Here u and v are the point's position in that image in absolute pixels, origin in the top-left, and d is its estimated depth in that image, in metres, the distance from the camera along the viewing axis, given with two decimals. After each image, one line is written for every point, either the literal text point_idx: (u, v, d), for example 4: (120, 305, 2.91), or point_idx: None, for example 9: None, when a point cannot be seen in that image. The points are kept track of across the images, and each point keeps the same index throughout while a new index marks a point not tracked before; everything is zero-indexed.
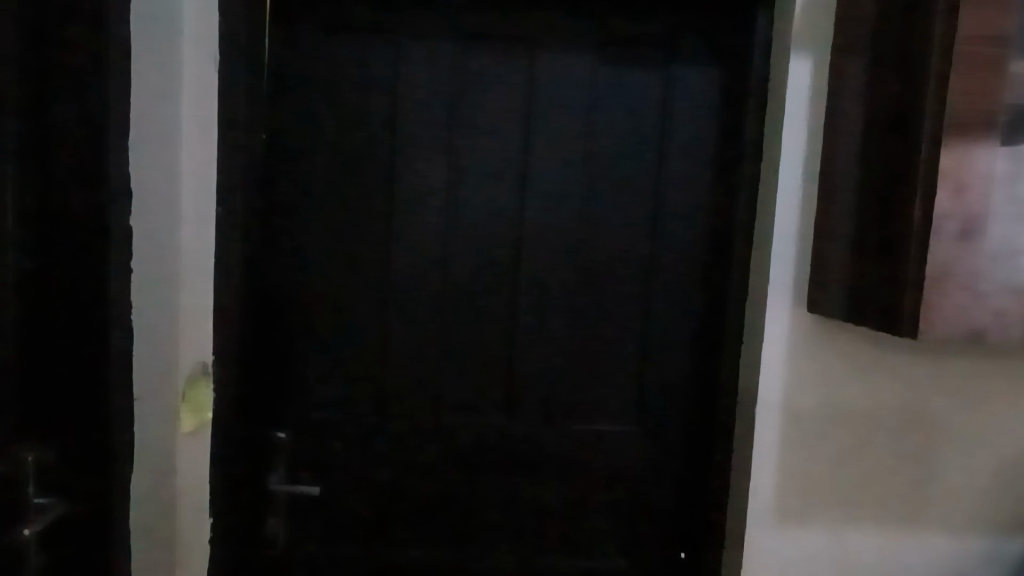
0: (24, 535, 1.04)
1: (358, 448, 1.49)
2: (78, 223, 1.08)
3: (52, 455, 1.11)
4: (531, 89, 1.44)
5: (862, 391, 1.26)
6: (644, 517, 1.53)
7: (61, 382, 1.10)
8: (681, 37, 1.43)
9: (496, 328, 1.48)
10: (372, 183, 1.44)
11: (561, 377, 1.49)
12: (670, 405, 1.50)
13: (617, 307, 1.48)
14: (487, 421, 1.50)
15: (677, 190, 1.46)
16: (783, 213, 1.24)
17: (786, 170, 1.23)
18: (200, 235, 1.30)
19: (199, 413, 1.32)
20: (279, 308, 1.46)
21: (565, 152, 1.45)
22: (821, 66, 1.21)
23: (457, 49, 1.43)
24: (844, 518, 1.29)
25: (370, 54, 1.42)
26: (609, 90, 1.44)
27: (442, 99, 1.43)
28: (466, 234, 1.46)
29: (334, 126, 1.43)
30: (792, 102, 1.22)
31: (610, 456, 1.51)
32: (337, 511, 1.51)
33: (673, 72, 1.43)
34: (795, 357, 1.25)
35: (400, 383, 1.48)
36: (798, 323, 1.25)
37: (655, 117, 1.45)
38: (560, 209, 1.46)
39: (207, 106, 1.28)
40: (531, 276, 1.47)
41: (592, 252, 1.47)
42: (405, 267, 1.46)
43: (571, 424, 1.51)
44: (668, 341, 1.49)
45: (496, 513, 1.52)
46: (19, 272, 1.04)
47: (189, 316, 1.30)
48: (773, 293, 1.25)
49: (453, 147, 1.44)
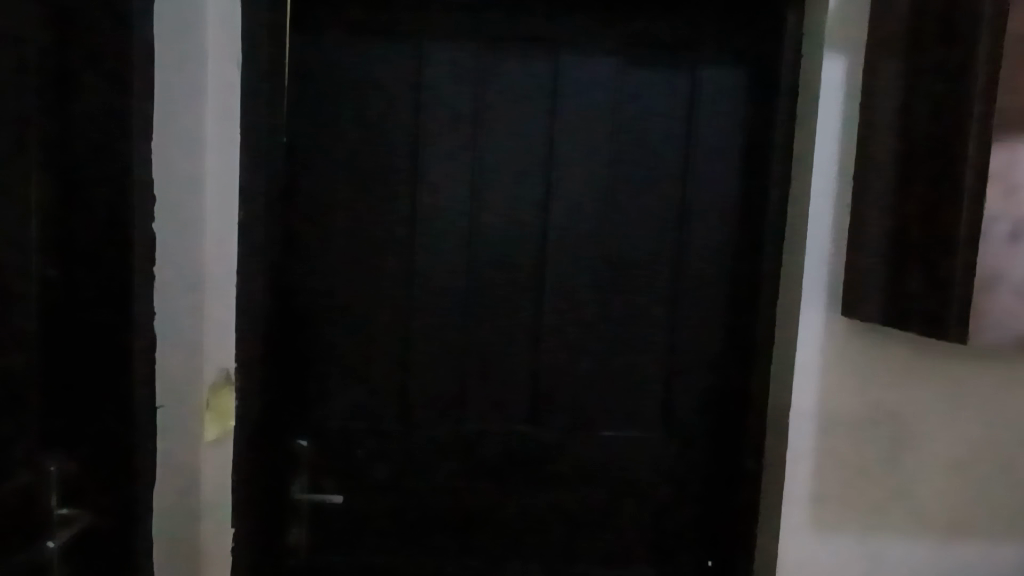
0: (48, 548, 1.04)
1: (382, 454, 1.47)
2: (99, 228, 1.06)
3: (73, 467, 1.09)
4: (555, 91, 1.42)
5: (892, 394, 1.23)
6: (670, 521, 1.50)
7: (81, 389, 1.09)
8: (707, 37, 1.41)
9: (519, 330, 1.46)
10: (394, 185, 1.42)
11: (586, 380, 1.47)
12: (697, 409, 1.47)
13: (645, 308, 1.46)
14: (511, 427, 1.48)
15: (703, 190, 1.43)
16: (817, 215, 1.21)
17: (818, 172, 1.20)
18: (220, 242, 1.27)
19: (224, 421, 1.29)
20: (300, 314, 1.43)
21: (590, 153, 1.43)
22: (854, 66, 1.18)
23: (480, 50, 1.41)
24: (874, 522, 1.26)
25: (392, 56, 1.40)
26: (634, 91, 1.42)
27: (464, 103, 1.41)
28: (489, 235, 1.44)
29: (355, 129, 1.41)
30: (824, 102, 1.19)
31: (636, 459, 1.48)
32: (361, 519, 1.48)
33: (698, 72, 1.41)
34: (830, 362, 1.23)
35: (424, 388, 1.46)
36: (833, 328, 1.22)
37: (680, 118, 1.43)
38: (585, 209, 1.44)
39: (229, 104, 1.26)
40: (556, 278, 1.45)
41: (617, 253, 1.45)
42: (428, 269, 1.44)
43: (596, 429, 1.48)
44: (695, 342, 1.46)
45: (520, 516, 1.49)
46: (42, 280, 1.03)
47: (212, 322, 1.28)
48: (806, 298, 1.22)
49: (475, 148, 1.42)
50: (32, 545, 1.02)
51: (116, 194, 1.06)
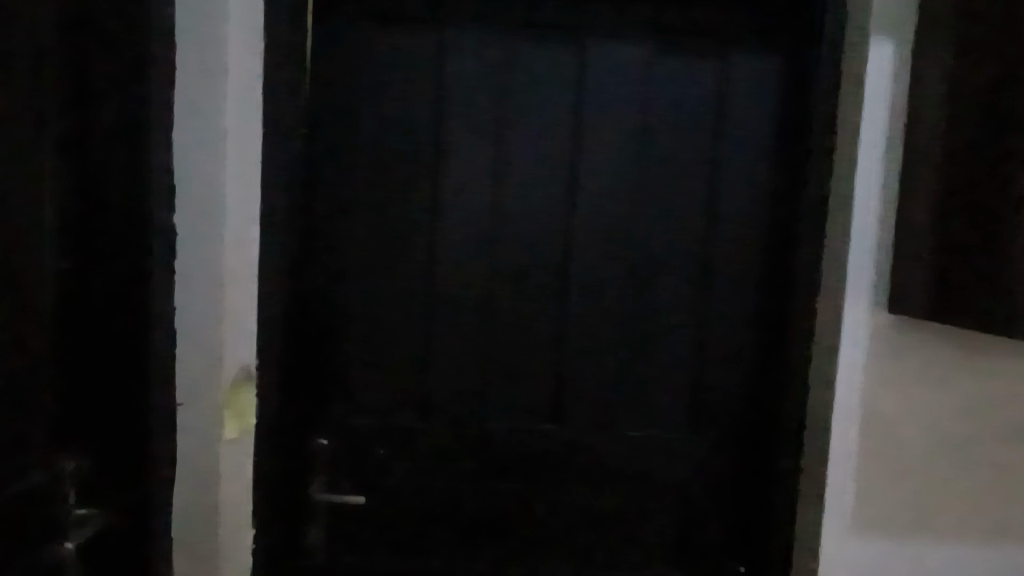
0: (64, 549, 1.01)
1: (403, 454, 1.43)
2: (115, 223, 1.03)
3: (90, 464, 1.05)
4: (583, 80, 1.37)
5: (941, 393, 1.18)
6: (698, 523, 1.45)
7: (93, 388, 1.05)
8: (741, 24, 1.36)
9: (545, 327, 1.41)
10: (415, 176, 1.38)
11: (612, 379, 1.42)
12: (727, 409, 1.43)
13: (672, 304, 1.41)
14: (535, 429, 1.43)
15: (734, 181, 1.39)
16: (863, 208, 1.16)
17: (864, 163, 1.16)
18: (244, 236, 1.26)
19: (243, 419, 1.27)
20: (321, 312, 1.39)
21: (619, 144, 1.38)
22: (903, 50, 1.14)
23: (504, 37, 1.36)
24: (921, 527, 1.21)
25: (414, 45, 1.36)
26: (664, 79, 1.37)
27: (489, 95, 1.37)
28: (514, 228, 1.39)
29: (375, 119, 1.37)
30: (872, 88, 1.15)
31: (664, 461, 1.44)
32: (381, 521, 1.44)
33: (730, 60, 1.37)
34: (875, 359, 1.18)
35: (448, 385, 1.42)
36: (879, 324, 1.17)
37: (712, 108, 1.38)
38: (611, 203, 1.39)
39: (250, 93, 1.25)
40: (581, 272, 1.40)
41: (645, 247, 1.40)
42: (449, 263, 1.39)
43: (622, 429, 1.44)
44: (725, 337, 1.41)
45: (542, 517, 1.45)
46: (57, 274, 0.98)
47: (231, 318, 1.24)
48: (850, 293, 1.18)
49: (499, 139, 1.38)
50: (47, 546, 0.99)
51: (133, 188, 1.03)
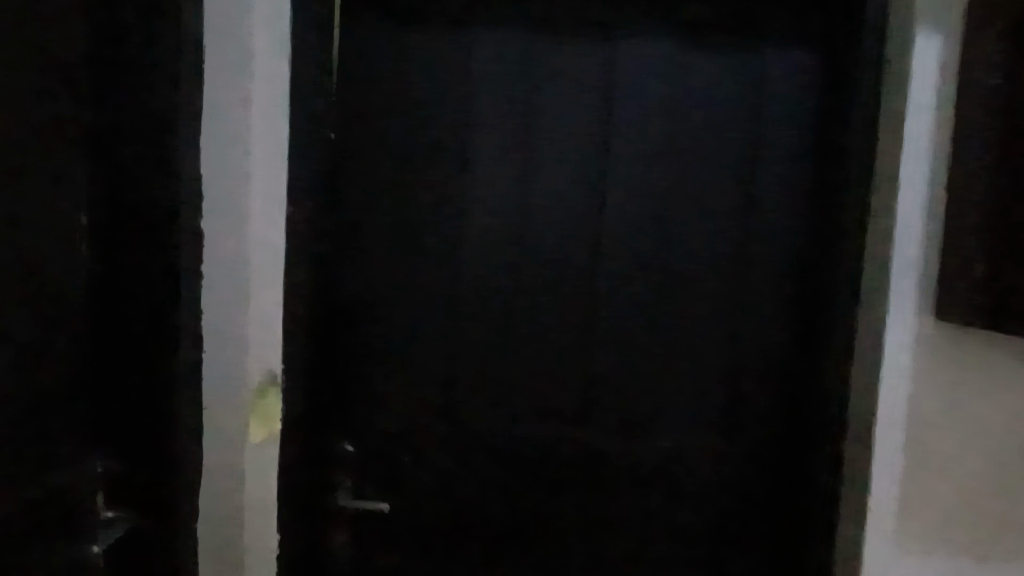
0: (93, 552, 1.01)
1: (428, 461, 1.41)
2: (144, 225, 1.04)
3: (119, 465, 1.06)
4: (611, 80, 1.34)
5: (995, 407, 1.11)
6: (730, 537, 1.40)
7: (122, 389, 1.06)
8: (778, 20, 1.32)
9: (572, 332, 1.38)
10: (441, 178, 1.36)
11: (642, 385, 1.39)
12: (762, 418, 1.37)
13: (704, 309, 1.37)
14: (562, 436, 1.40)
15: (768, 182, 1.34)
16: (908, 210, 1.11)
17: (909, 164, 1.11)
18: (269, 240, 1.25)
19: (269, 422, 1.26)
20: (346, 317, 1.39)
21: (648, 145, 1.34)
22: (951, 44, 1.08)
23: (531, 37, 1.34)
24: (975, 550, 1.14)
25: (440, 47, 1.35)
26: (696, 78, 1.33)
27: (515, 95, 1.35)
28: (541, 231, 1.36)
29: (401, 122, 1.36)
30: (916, 85, 1.10)
31: (695, 471, 1.39)
32: (407, 529, 1.42)
33: (764, 57, 1.32)
34: (921, 370, 1.13)
35: (475, 391, 1.40)
36: (925, 333, 1.12)
37: (746, 107, 1.33)
38: (639, 205, 1.35)
39: (276, 95, 1.23)
40: (610, 275, 1.37)
41: (675, 250, 1.36)
42: (474, 267, 1.37)
43: (652, 438, 1.39)
44: (759, 343, 1.36)
45: (567, 527, 1.41)
46: (87, 273, 0.99)
47: (258, 325, 1.25)
48: (894, 300, 1.13)
49: (524, 140, 1.35)
50: (76, 548, 0.99)
51: (162, 191, 1.04)
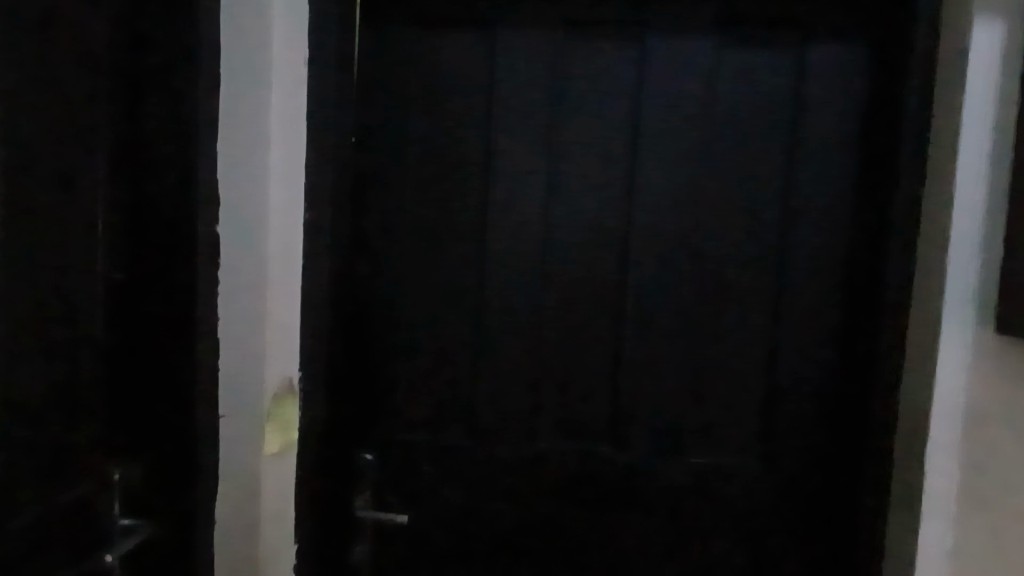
0: (105, 561, 1.00)
1: (453, 472, 1.37)
2: (160, 232, 1.03)
3: (136, 474, 1.06)
4: (641, 80, 1.28)
5: None
6: (769, 558, 1.32)
7: (138, 397, 1.05)
8: (820, 13, 1.24)
9: (600, 341, 1.32)
10: (465, 183, 1.32)
11: (674, 398, 1.32)
12: (803, 433, 1.30)
13: (742, 318, 1.29)
14: (590, 453, 1.34)
15: (810, 184, 1.26)
16: (965, 214, 1.03)
17: (965, 164, 1.02)
18: (287, 243, 1.26)
19: (286, 432, 1.28)
20: (368, 324, 1.36)
21: (681, 147, 1.28)
22: (1013, 32, 0.99)
23: (557, 35, 1.29)
24: None
25: (463, 48, 1.31)
26: (732, 76, 1.26)
27: (541, 96, 1.30)
28: (568, 236, 1.31)
29: (425, 124, 1.32)
30: (973, 78, 1.01)
31: (732, 489, 1.32)
32: (428, 541, 1.38)
33: (807, 54, 1.25)
34: (979, 387, 1.04)
35: (498, 401, 1.35)
36: (983, 347, 1.03)
37: (786, 106, 1.26)
38: (671, 209, 1.29)
39: (292, 101, 1.24)
40: (640, 282, 1.30)
41: (709, 255, 1.29)
42: (498, 273, 1.33)
43: (684, 453, 1.33)
44: (799, 355, 1.29)
45: (595, 544, 1.35)
46: (107, 281, 0.99)
47: (274, 331, 1.27)
48: (948, 311, 1.05)
49: (551, 142, 1.30)
50: (88, 556, 0.99)
51: (178, 197, 1.03)
